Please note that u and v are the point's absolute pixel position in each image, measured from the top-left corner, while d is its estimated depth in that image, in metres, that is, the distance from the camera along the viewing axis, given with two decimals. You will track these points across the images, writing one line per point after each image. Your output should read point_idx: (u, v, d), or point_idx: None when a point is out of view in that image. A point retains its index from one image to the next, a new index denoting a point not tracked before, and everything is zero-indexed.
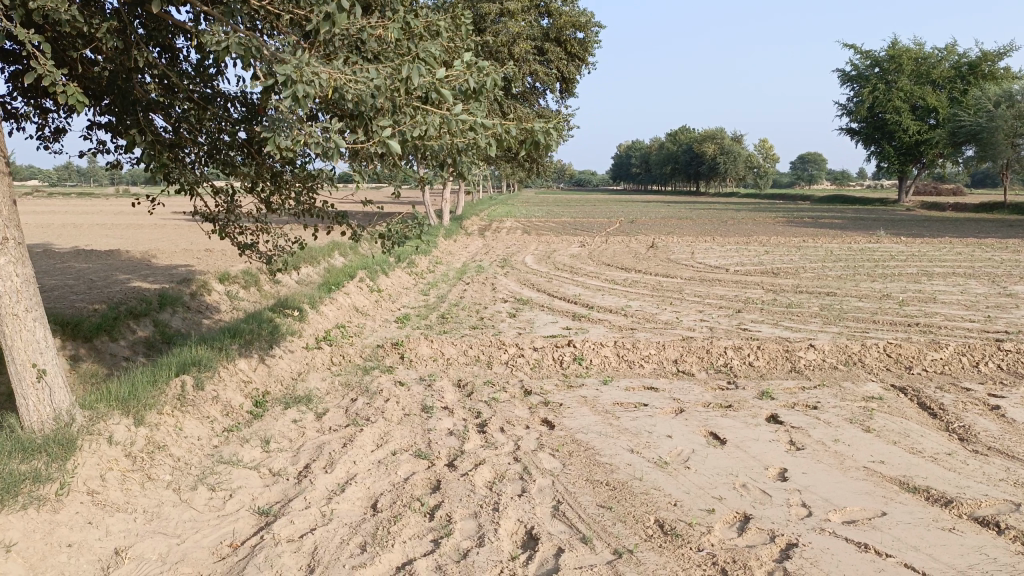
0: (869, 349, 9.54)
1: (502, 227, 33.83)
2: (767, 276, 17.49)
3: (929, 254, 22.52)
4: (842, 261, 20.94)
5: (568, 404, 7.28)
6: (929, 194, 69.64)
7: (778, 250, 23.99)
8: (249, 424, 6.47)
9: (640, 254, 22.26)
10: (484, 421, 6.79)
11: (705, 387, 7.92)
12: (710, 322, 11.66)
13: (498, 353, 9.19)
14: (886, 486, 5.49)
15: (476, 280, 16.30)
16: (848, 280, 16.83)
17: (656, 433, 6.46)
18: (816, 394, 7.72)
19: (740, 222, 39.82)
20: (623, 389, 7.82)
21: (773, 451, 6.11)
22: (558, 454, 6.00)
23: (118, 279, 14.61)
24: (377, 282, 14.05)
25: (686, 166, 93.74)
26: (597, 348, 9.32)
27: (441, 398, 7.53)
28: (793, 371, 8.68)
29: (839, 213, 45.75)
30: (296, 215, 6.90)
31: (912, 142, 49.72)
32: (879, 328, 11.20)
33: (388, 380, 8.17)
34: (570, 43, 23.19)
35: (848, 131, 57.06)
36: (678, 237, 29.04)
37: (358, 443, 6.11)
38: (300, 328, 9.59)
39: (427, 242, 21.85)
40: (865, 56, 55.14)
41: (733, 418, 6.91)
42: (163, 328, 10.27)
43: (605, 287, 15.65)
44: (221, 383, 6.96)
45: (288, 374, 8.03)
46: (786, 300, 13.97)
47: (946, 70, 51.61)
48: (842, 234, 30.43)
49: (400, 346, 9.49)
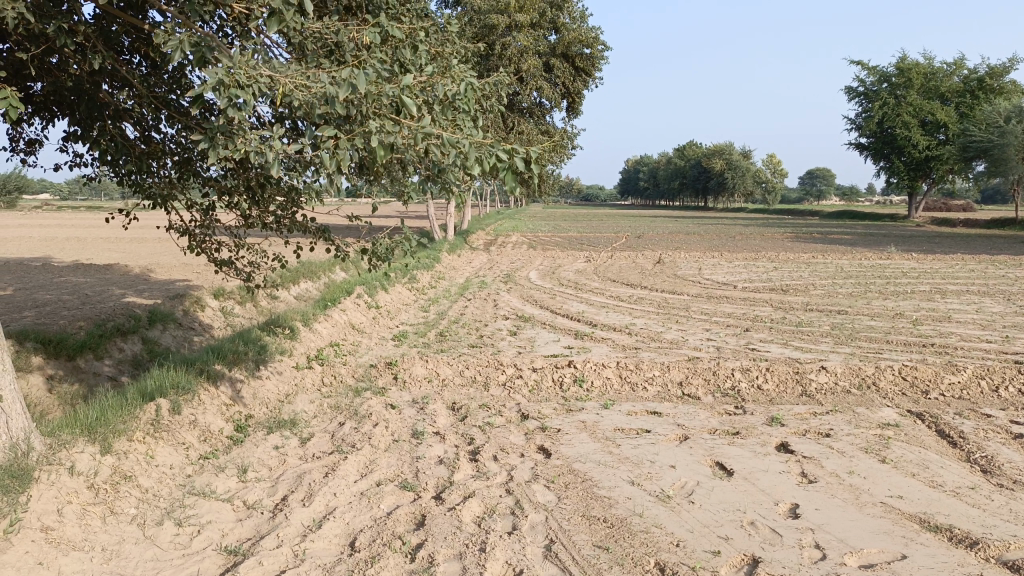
0: (883, 371, 9.13)
1: (508, 242, 33.54)
2: (776, 294, 17.09)
3: (942, 272, 22.08)
4: (852, 277, 20.52)
5: (566, 431, 6.91)
6: (939, 210, 69.05)
7: (787, 267, 23.59)
8: (227, 451, 6.12)
9: (646, 270, 21.90)
10: (476, 449, 6.42)
11: (711, 412, 7.53)
12: (717, 341, 11.28)
13: (495, 374, 8.83)
14: (905, 525, 5.09)
15: (478, 296, 15.96)
16: (859, 298, 16.41)
17: (659, 463, 6.09)
18: (829, 420, 7.32)
19: (749, 237, 39.39)
20: (624, 414, 7.44)
21: (783, 484, 5.71)
22: (553, 486, 5.62)
23: (113, 295, 14.34)
24: (376, 297, 13.74)
25: (694, 181, 93.47)
26: (598, 369, 8.95)
27: (433, 422, 7.16)
28: (804, 395, 8.29)
29: (848, 229, 45.35)
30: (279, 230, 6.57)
31: (922, 157, 49.30)
32: (893, 349, 10.79)
33: (379, 403, 7.81)
34: (578, 59, 22.90)
35: (858, 147, 56.72)
36: (685, 252, 28.67)
37: (341, 472, 5.75)
38: (291, 346, 9.26)
39: (429, 256, 21.55)
40: (874, 71, 54.88)
41: (741, 446, 6.52)
42: (152, 345, 9.97)
43: (610, 304, 15.28)
44: (200, 407, 6.62)
45: (274, 396, 7.68)
46: (796, 319, 13.56)
47: (956, 86, 51.30)
48: (853, 251, 29.97)
49: (394, 365, 9.14)
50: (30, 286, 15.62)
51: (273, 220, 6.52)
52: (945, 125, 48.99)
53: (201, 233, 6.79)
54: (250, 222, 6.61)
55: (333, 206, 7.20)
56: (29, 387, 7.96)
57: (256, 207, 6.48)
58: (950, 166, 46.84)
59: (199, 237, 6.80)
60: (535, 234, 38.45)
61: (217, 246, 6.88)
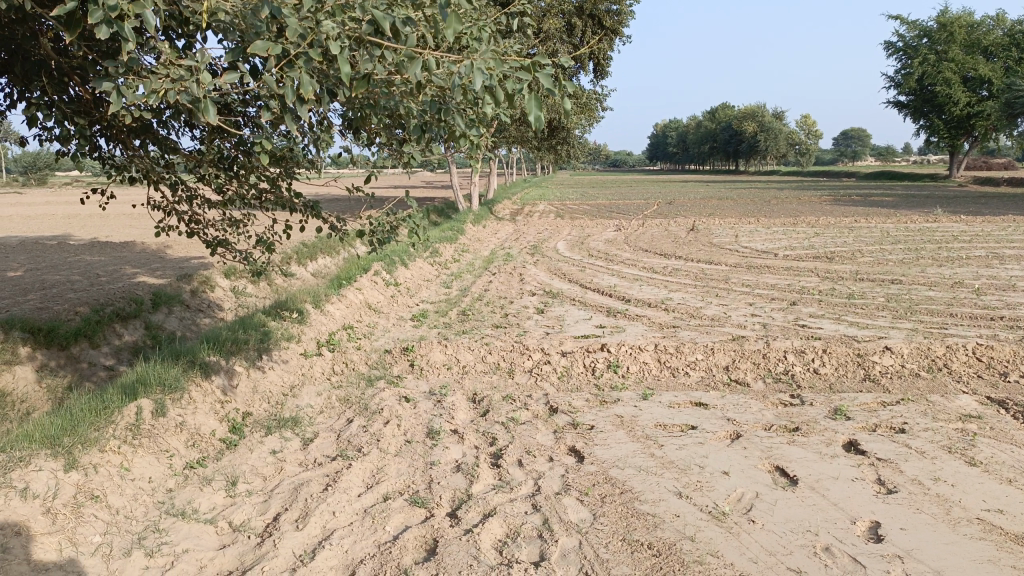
0: (955, 351, 8.17)
1: (534, 210, 32.64)
2: (820, 262, 16.03)
3: (995, 234, 20.78)
4: (901, 242, 19.34)
5: (601, 427, 6.11)
6: (983, 168, 66.35)
7: (828, 232, 22.41)
8: (217, 458, 5.42)
9: (680, 239, 20.91)
10: (499, 451, 5.65)
11: (764, 403, 6.68)
12: (762, 317, 10.39)
13: (521, 359, 8.05)
14: (1012, 549, 4.23)
15: (504, 270, 15.18)
16: (911, 265, 15.30)
17: (709, 468, 5.26)
18: (901, 412, 6.43)
19: (783, 201, 37.94)
20: (666, 406, 6.60)
21: (858, 495, 4.88)
22: (587, 500, 4.82)
23: (124, 274, 13.78)
24: (396, 273, 12.96)
25: (725, 145, 91.14)
26: (635, 353, 8.11)
27: (451, 418, 6.39)
28: (867, 380, 7.40)
29: (888, 191, 43.61)
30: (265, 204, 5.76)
31: (964, 115, 47.02)
32: (959, 324, 9.79)
33: (393, 395, 7.04)
34: (604, 18, 21.74)
35: (896, 105, 54.58)
36: (719, 219, 27.51)
37: (345, 482, 5.03)
38: (299, 332, 8.50)
39: (453, 228, 20.72)
40: (913, 26, 52.51)
41: (803, 446, 5.66)
42: (155, 331, 9.35)
43: (643, 276, 14.39)
44: (190, 406, 5.91)
45: (277, 390, 6.94)
46: (846, 290, 12.55)
47: (1001, 38, 48.79)
48: (896, 213, 28.64)
49: (410, 351, 8.38)
50: (42, 266, 15.11)
51: (260, 196, 5.71)
52: (989, 81, 46.65)
53: (182, 213, 5.98)
54: (229, 199, 5.82)
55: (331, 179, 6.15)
56: (17, 382, 7.33)
57: (236, 181, 5.68)
58: (994, 123, 44.72)
59: (179, 217, 5.99)
60: (563, 203, 37.42)
61: (202, 225, 6.07)
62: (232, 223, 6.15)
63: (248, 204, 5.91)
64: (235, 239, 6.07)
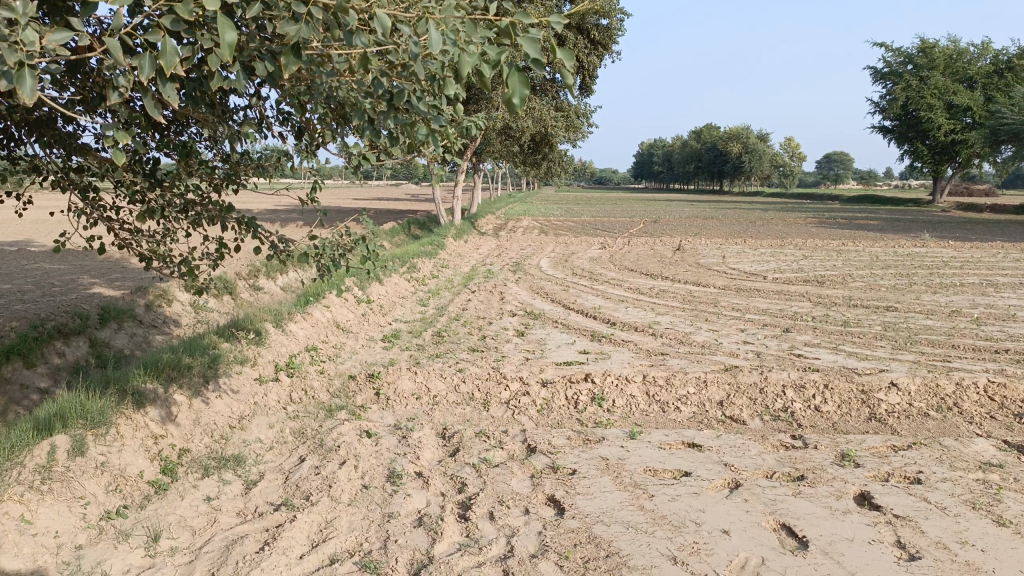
0: (965, 388, 7.58)
1: (518, 226, 32.05)
2: (812, 287, 15.48)
3: (986, 261, 20.35)
4: (892, 267, 18.84)
5: (584, 472, 5.44)
6: (966, 195, 66.57)
7: (817, 255, 21.92)
8: (141, 507, 4.72)
9: (667, 258, 20.38)
10: (468, 501, 4.97)
11: (764, 446, 6.05)
12: (756, 345, 9.78)
13: (497, 390, 7.38)
14: None
15: (484, 288, 14.51)
16: (905, 292, 14.78)
17: (706, 526, 4.61)
18: (914, 458, 5.82)
19: (769, 223, 37.55)
20: (656, 447, 5.96)
21: (877, 563, 4.24)
22: (567, 565, 4.15)
23: (81, 284, 12.97)
24: (368, 290, 12.27)
25: (709, 165, 91.25)
26: (621, 384, 7.47)
27: (416, 458, 5.69)
28: (873, 420, 6.80)
29: (872, 215, 43.42)
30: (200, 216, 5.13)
31: (947, 141, 46.97)
32: (963, 358, 9.22)
33: (353, 430, 6.32)
34: (593, 31, 21.87)
35: (880, 129, 54.69)
36: (705, 238, 26.99)
37: (285, 540, 4.32)
38: (256, 354, 7.76)
39: (433, 244, 20.03)
40: (897, 51, 52.66)
41: (811, 499, 5.03)
42: (101, 350, 8.60)
43: (629, 297, 13.78)
44: (117, 444, 5.20)
45: (223, 422, 6.22)
46: (841, 317, 11.97)
47: (983, 66, 48.99)
48: (884, 238, 28.27)
49: (376, 378, 7.67)
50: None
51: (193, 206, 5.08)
52: (971, 107, 46.71)
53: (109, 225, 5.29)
54: (159, 210, 5.15)
55: (278, 187, 5.46)
56: None
57: (162, 190, 5.02)
58: (976, 149, 44.72)
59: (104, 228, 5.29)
60: (547, 219, 36.85)
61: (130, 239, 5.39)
62: (164, 237, 5.49)
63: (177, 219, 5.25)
64: (163, 258, 5.40)
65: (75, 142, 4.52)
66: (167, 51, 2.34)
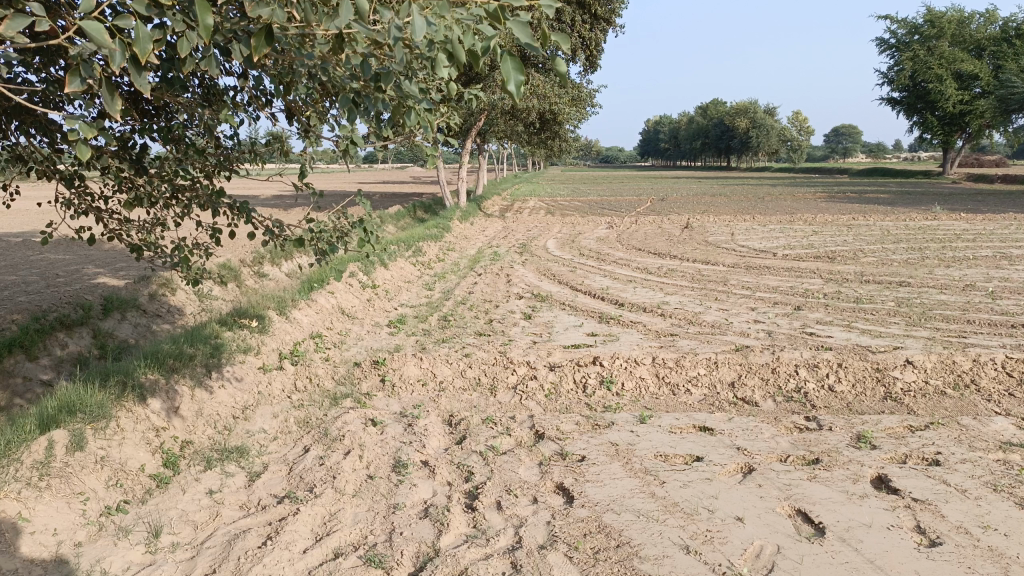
0: (982, 365, 7.41)
1: (524, 207, 31.83)
2: (822, 263, 15.28)
3: (999, 233, 20.07)
4: (903, 242, 18.60)
5: (594, 458, 5.33)
6: (976, 166, 65.76)
7: (828, 230, 21.66)
8: (142, 502, 4.63)
9: (674, 237, 20.19)
10: (475, 490, 4.86)
11: (778, 428, 5.92)
12: (766, 324, 9.63)
13: (504, 375, 7.26)
14: None
15: (490, 270, 14.38)
16: (917, 266, 14.57)
17: (719, 514, 4.48)
18: (931, 439, 5.67)
19: (777, 198, 37.18)
20: (667, 432, 5.84)
21: (897, 549, 4.11)
22: (577, 556, 4.04)
23: (85, 274, 12.89)
24: (374, 274, 12.14)
25: (716, 141, 90.52)
26: (630, 367, 7.34)
27: (422, 446, 5.58)
28: (889, 399, 6.65)
29: (881, 188, 43.00)
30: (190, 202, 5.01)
31: (956, 111, 46.34)
32: (979, 333, 9.04)
33: (358, 418, 6.20)
34: (595, 6, 21.58)
35: (888, 102, 54.04)
36: (713, 216, 26.72)
37: (288, 534, 4.22)
38: (260, 342, 7.66)
39: (439, 226, 19.89)
40: (904, 22, 51.90)
41: (827, 483, 4.90)
42: (104, 340, 8.52)
43: (637, 277, 13.62)
44: (117, 438, 5.11)
45: (227, 412, 6.13)
46: (853, 293, 11.79)
47: (992, 34, 48.25)
48: (894, 211, 27.96)
49: (382, 365, 7.55)
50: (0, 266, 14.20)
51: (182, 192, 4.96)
52: (980, 77, 45.98)
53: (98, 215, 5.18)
54: (149, 197, 5.03)
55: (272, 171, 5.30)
56: None
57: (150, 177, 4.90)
58: (987, 120, 44.08)
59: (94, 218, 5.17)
60: (554, 199, 36.61)
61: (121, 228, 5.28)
62: (155, 226, 5.37)
63: (166, 206, 5.12)
64: (155, 247, 5.28)
65: (57, 128, 4.40)
66: (141, 37, 2.18)
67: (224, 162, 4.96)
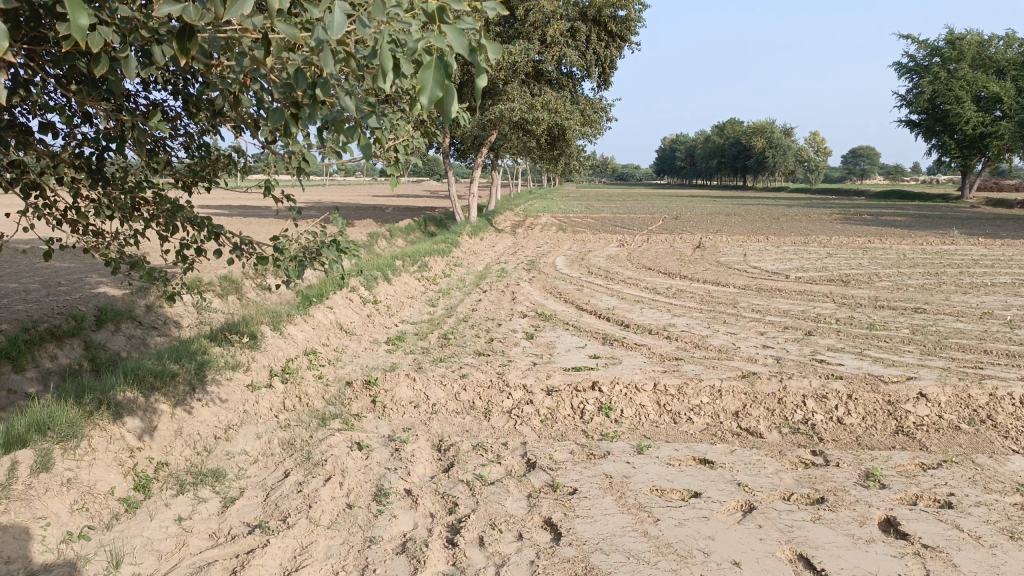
0: (999, 399, 7.09)
1: (536, 223, 31.59)
2: (835, 286, 14.94)
3: (1019, 260, 19.64)
4: (919, 266, 18.21)
5: (585, 491, 5.07)
6: (994, 190, 65.06)
7: (842, 253, 21.28)
8: (107, 529, 4.42)
9: (686, 257, 19.90)
10: (458, 523, 4.61)
11: (782, 463, 5.64)
12: (775, 350, 9.32)
13: (499, 398, 7.01)
14: None
15: (496, 287, 14.15)
16: (933, 292, 14.20)
17: (713, 557, 4.21)
18: (945, 478, 5.37)
19: (793, 219, 36.68)
20: (665, 464, 5.57)
21: None
22: None
23: (87, 283, 12.78)
24: (376, 290, 11.94)
25: (733, 160, 90.12)
26: (630, 393, 7.08)
27: (407, 473, 5.34)
28: (900, 434, 6.35)
29: (899, 211, 42.46)
30: (159, 217, 5.01)
31: (975, 135, 45.77)
32: (996, 364, 8.70)
33: (344, 441, 5.97)
34: (610, 24, 21.51)
35: (907, 124, 53.53)
36: (727, 236, 26.38)
37: (254, 568, 4.00)
38: (250, 358, 7.46)
39: (447, 241, 19.68)
40: (924, 44, 51.46)
41: (831, 526, 4.62)
42: (95, 352, 8.35)
43: (645, 297, 13.35)
44: (87, 459, 4.91)
45: (208, 432, 5.93)
46: (866, 319, 11.45)
47: (1013, 58, 47.74)
48: (911, 234, 27.49)
49: (373, 384, 7.31)
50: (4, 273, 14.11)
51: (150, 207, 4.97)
52: (1000, 100, 45.40)
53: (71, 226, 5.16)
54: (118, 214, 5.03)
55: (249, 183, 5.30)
56: None
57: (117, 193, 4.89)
58: (1008, 143, 43.43)
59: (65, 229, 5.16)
60: (566, 216, 36.39)
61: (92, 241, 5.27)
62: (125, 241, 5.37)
63: (125, 220, 5.06)
64: (119, 261, 5.24)
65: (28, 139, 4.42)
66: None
67: (200, 172, 5.00)
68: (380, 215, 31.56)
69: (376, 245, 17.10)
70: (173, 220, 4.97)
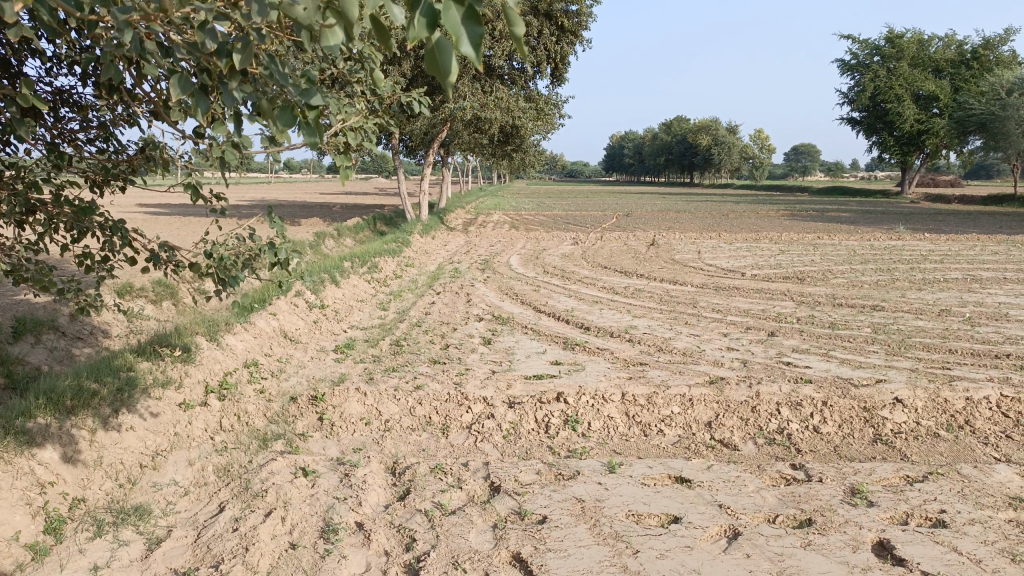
0: (975, 404, 6.85)
1: (487, 221, 31.11)
2: (792, 284, 14.78)
3: (964, 255, 19.89)
4: (871, 262, 18.27)
5: (557, 519, 4.62)
6: (931, 185, 66.81)
7: (795, 250, 21.28)
8: None
9: (641, 255, 19.69)
10: (415, 563, 4.11)
11: (763, 480, 5.28)
12: (741, 352, 9.02)
13: (457, 412, 6.52)
14: None
15: (449, 289, 13.63)
16: (889, 289, 14.13)
17: None
18: (933, 493, 5.07)
19: (741, 215, 36.90)
20: (640, 485, 5.15)
21: None
22: None
23: (8, 288, 11.80)
24: (322, 293, 11.30)
25: (680, 157, 91.02)
26: (597, 404, 6.66)
27: (359, 503, 4.81)
28: (879, 443, 6.06)
29: (846, 207, 43.05)
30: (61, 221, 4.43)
31: (914, 132, 46.73)
32: (963, 364, 8.53)
33: (287, 466, 5.39)
34: (561, 19, 21.14)
35: (849, 121, 54.52)
36: (679, 233, 26.28)
37: None
38: (182, 374, 6.80)
39: (398, 240, 19.06)
40: (864, 43, 52.39)
41: (824, 552, 4.26)
42: (10, 367, 7.56)
43: (604, 298, 12.99)
44: None
45: (133, 460, 5.32)
46: (828, 318, 11.26)
47: (950, 56, 48.83)
48: (858, 230, 27.80)
49: (319, 400, 6.73)
50: None
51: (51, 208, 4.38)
52: (938, 98, 46.49)
53: None
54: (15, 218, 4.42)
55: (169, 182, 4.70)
56: None
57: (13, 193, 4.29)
58: (946, 141, 44.44)
59: None
60: (518, 213, 35.97)
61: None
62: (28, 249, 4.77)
63: (19, 226, 4.48)
64: (16, 271, 4.64)
65: None
66: None
67: (112, 171, 4.47)
68: (327, 213, 30.73)
69: (323, 245, 16.40)
70: (76, 225, 4.46)
